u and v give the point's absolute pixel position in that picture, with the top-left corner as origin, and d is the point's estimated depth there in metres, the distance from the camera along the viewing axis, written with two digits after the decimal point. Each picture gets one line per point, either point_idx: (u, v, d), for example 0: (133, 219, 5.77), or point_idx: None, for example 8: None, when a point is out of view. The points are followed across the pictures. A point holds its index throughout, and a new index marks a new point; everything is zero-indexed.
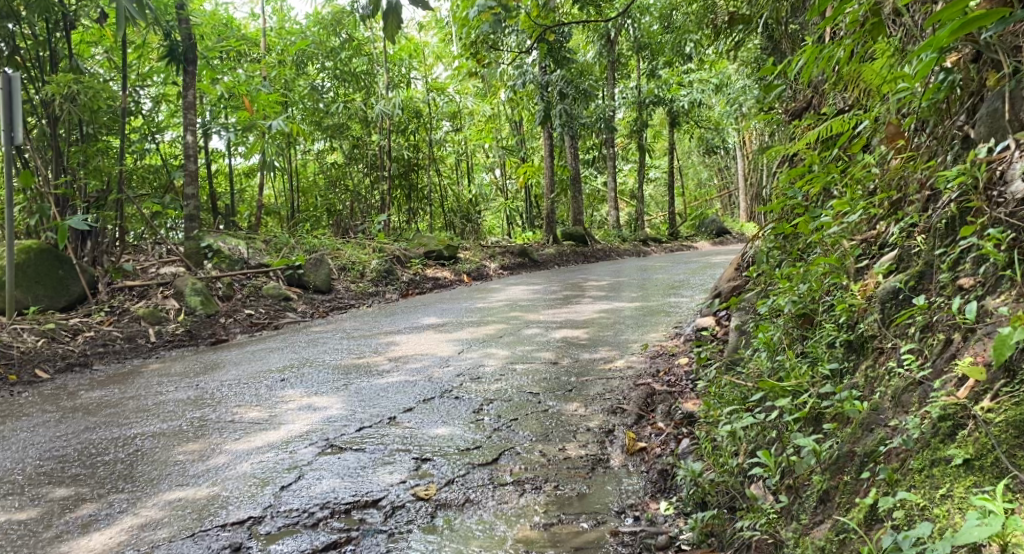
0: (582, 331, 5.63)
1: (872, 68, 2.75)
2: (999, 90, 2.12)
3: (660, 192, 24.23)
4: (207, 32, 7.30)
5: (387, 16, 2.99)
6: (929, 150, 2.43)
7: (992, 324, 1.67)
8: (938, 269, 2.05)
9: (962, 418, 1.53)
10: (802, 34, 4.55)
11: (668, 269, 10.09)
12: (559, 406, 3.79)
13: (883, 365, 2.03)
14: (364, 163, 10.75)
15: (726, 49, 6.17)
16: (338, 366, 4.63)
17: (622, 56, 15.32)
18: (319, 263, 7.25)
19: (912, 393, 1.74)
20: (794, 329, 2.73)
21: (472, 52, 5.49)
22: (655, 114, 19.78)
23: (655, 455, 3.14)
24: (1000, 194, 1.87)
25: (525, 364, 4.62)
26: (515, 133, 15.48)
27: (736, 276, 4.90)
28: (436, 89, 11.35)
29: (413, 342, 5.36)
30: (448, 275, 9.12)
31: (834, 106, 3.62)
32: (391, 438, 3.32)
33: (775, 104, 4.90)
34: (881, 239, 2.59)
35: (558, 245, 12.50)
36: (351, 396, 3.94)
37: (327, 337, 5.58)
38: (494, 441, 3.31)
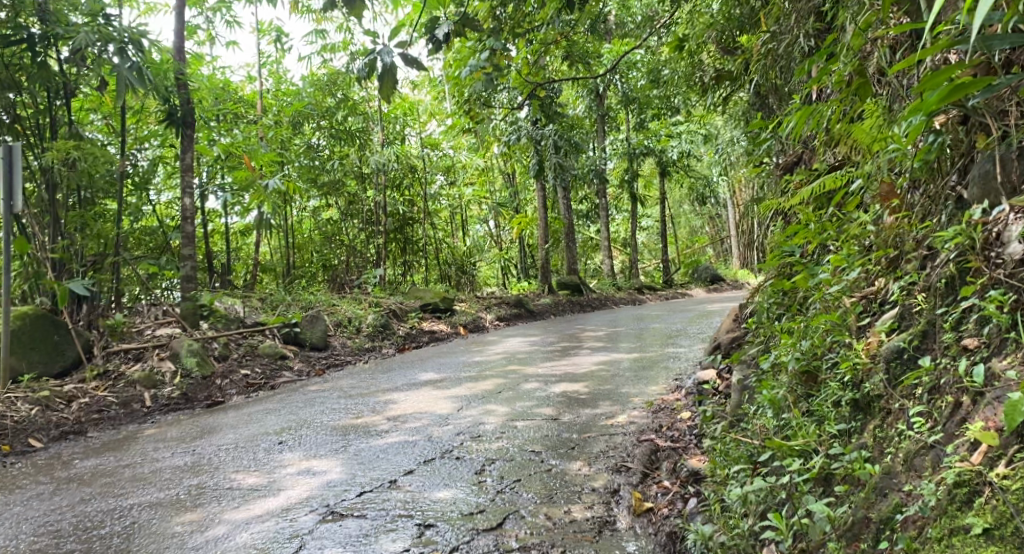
0: (581, 385, 5.60)
1: (861, 128, 2.82)
2: (989, 152, 2.15)
3: (652, 240, 24.42)
4: (205, 95, 7.41)
5: (382, 78, 3.04)
6: (922, 209, 2.48)
7: (1002, 388, 1.65)
8: (940, 328, 2.05)
9: (978, 485, 1.51)
10: (788, 91, 4.64)
11: (664, 317, 10.11)
12: (562, 465, 3.75)
13: (891, 427, 2.01)
14: (360, 219, 10.84)
15: (714, 104, 6.29)
16: (336, 428, 4.57)
17: (611, 108, 15.58)
18: (314, 320, 7.23)
19: (925, 457, 1.72)
20: (798, 387, 2.72)
21: (466, 110, 5.57)
22: (645, 165, 20.04)
23: (663, 516, 3.12)
24: (998, 255, 1.91)
25: (526, 421, 4.58)
26: (508, 186, 15.64)
27: (735, 327, 4.91)
28: (430, 144, 11.48)
29: (412, 399, 5.31)
30: (445, 328, 9.10)
31: (824, 161, 3.69)
32: (393, 503, 3.27)
33: (765, 159, 4.97)
34: (882, 295, 2.61)
35: (554, 295, 12.53)
36: (351, 459, 3.89)
37: (324, 396, 5.52)
38: (499, 504, 3.27)
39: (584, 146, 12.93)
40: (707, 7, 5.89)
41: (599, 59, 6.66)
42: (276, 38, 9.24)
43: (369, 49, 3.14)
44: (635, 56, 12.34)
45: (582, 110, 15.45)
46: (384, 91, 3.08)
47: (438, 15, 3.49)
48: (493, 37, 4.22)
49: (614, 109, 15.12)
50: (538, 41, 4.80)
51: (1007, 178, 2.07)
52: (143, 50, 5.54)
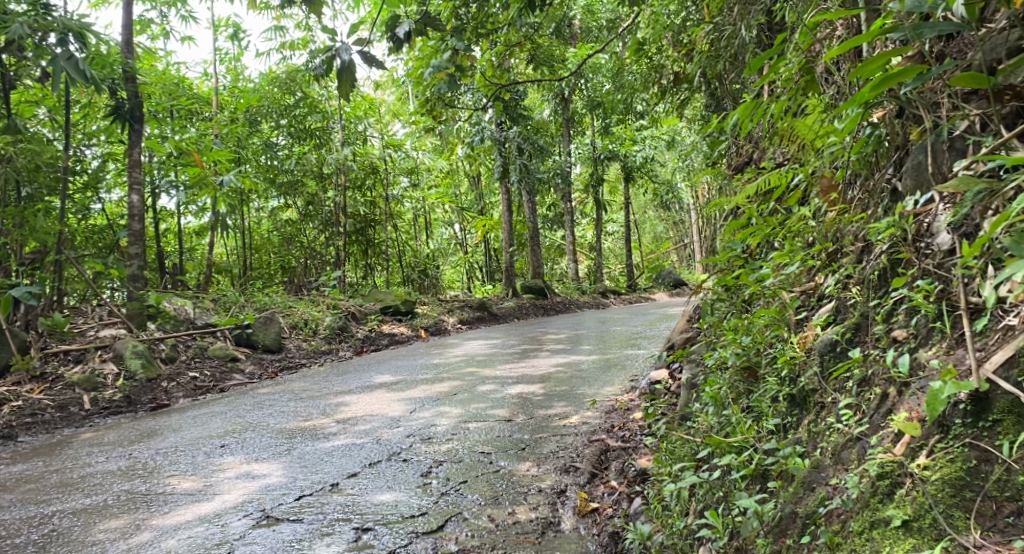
0: (538, 386, 5.54)
1: (804, 123, 2.81)
2: (922, 143, 2.13)
3: (618, 244, 24.54)
4: (156, 91, 7.20)
5: (341, 75, 2.88)
6: (861, 204, 2.47)
7: (926, 378, 1.62)
8: (873, 321, 2.02)
9: (899, 476, 1.46)
10: (741, 91, 4.63)
11: (626, 320, 10.10)
12: (510, 466, 3.68)
13: (824, 421, 1.98)
14: (319, 220, 10.68)
15: (673, 107, 6.28)
16: (282, 430, 4.45)
17: (576, 113, 15.58)
18: (268, 321, 7.09)
19: (852, 450, 1.68)
20: (739, 383, 2.70)
21: (427, 109, 5.46)
22: (612, 170, 20.11)
23: (607, 516, 3.08)
24: (927, 246, 1.89)
25: (479, 422, 4.51)
26: (473, 188, 15.57)
27: (688, 327, 4.89)
28: (393, 145, 11.34)
29: (364, 402, 5.21)
30: (404, 330, 9.00)
31: (772, 160, 3.69)
32: (331, 506, 3.19)
33: (720, 158, 4.96)
34: (819, 291, 2.59)
35: (518, 298, 12.48)
36: (293, 462, 3.78)
37: (274, 399, 5.40)
38: (441, 506, 3.19)
39: (549, 149, 12.89)
40: (667, 9, 5.87)
41: (561, 61, 6.62)
42: (234, 35, 9.06)
43: (327, 46, 2.98)
44: (599, 59, 12.35)
45: (549, 114, 15.45)
46: (340, 90, 2.90)
47: (401, 12, 3.32)
48: (455, 36, 4.13)
49: (579, 113, 15.12)
50: (501, 43, 4.74)
51: (937, 170, 2.05)
52: (85, 42, 5.33)
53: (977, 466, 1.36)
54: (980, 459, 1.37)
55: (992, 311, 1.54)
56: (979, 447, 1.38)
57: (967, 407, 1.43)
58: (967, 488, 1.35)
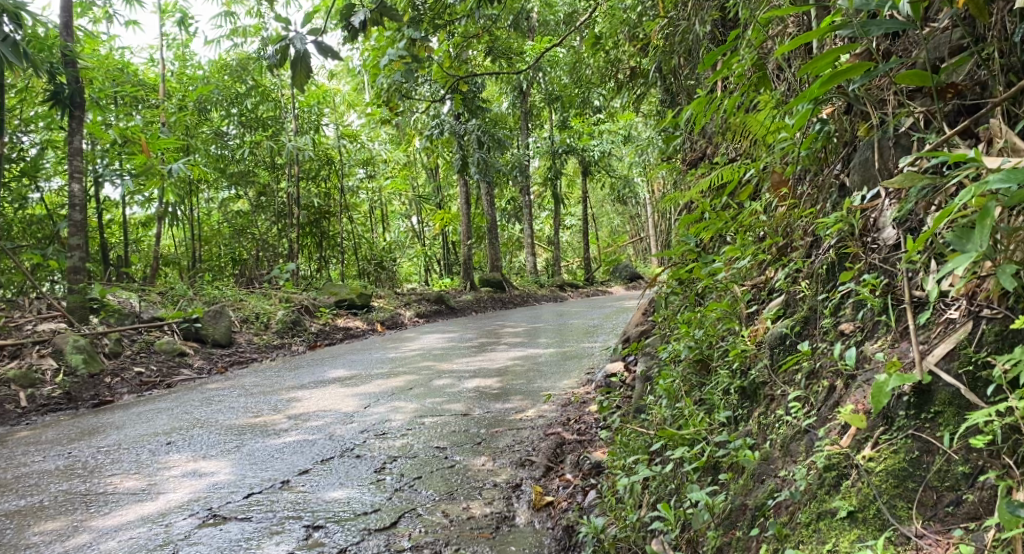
0: (495, 380, 5.52)
1: (757, 119, 2.84)
2: (870, 140, 2.16)
3: (576, 238, 24.65)
4: (100, 76, 6.95)
5: (295, 64, 2.80)
6: (809, 199, 2.51)
7: (871, 370, 1.63)
8: (821, 314, 2.04)
9: (845, 468, 1.48)
10: (696, 85, 4.66)
11: (583, 314, 10.15)
12: (465, 461, 3.66)
13: (774, 413, 2.00)
14: (271, 212, 10.49)
15: (629, 101, 6.30)
16: (231, 427, 4.36)
17: (534, 107, 15.56)
18: (218, 315, 6.95)
19: (800, 442, 1.69)
20: (692, 376, 2.73)
21: (383, 100, 5.38)
22: (569, 164, 20.17)
23: (562, 510, 3.08)
24: (874, 240, 1.92)
25: (435, 417, 4.48)
26: (430, 180, 15.47)
27: (643, 320, 4.93)
28: (348, 136, 11.19)
29: (317, 397, 5.13)
30: (360, 324, 8.90)
31: (725, 155, 3.73)
32: (281, 504, 3.14)
33: (675, 152, 4.99)
34: (769, 285, 2.62)
35: (476, 291, 12.44)
36: (242, 459, 3.71)
37: (223, 394, 5.29)
38: (395, 503, 3.16)
39: (507, 142, 12.85)
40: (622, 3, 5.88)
41: (518, 53, 6.60)
42: (181, 20, 8.81)
43: (280, 36, 2.89)
44: (557, 53, 12.36)
45: (506, 107, 15.42)
46: (296, 81, 2.80)
47: (354, 1, 3.26)
48: (412, 26, 4.05)
49: (537, 106, 15.11)
50: (459, 34, 4.70)
51: (884, 166, 2.06)
52: (20, 23, 5.12)
53: (920, 457, 1.38)
54: (922, 449, 1.38)
55: (934, 305, 1.56)
56: (921, 438, 1.39)
57: (910, 400, 1.45)
58: (910, 478, 1.37)
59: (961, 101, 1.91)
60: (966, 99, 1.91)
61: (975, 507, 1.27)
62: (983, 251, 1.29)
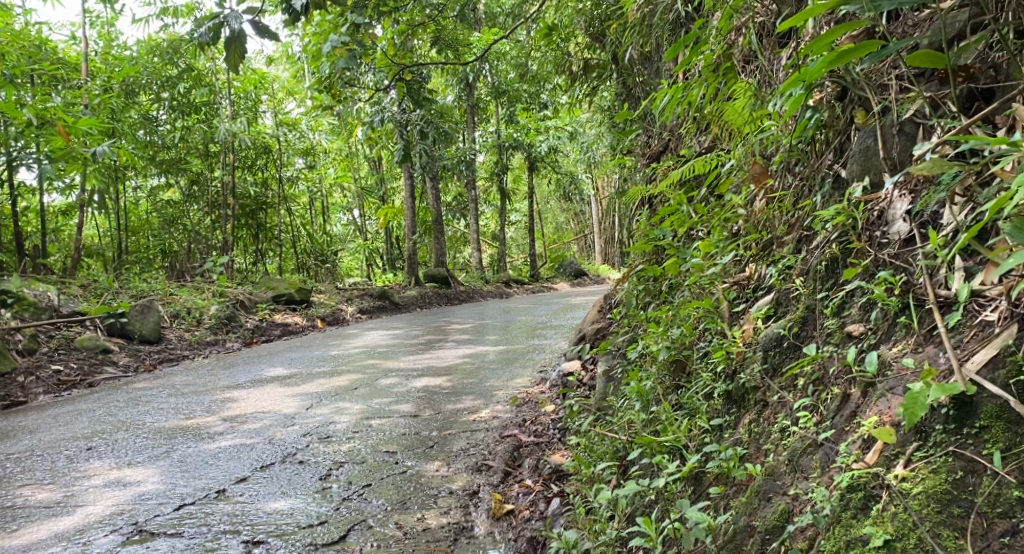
0: (444, 379, 5.28)
1: (733, 108, 2.67)
2: (871, 127, 2.00)
3: (521, 235, 24.50)
4: (15, 52, 6.40)
5: (229, 47, 2.42)
6: (797, 191, 2.36)
7: (894, 378, 1.48)
8: (821, 314, 1.88)
9: (875, 489, 1.33)
10: (656, 78, 4.49)
11: (531, 311, 9.96)
12: (418, 466, 3.42)
13: (770, 420, 1.84)
14: (203, 201, 9.98)
15: (582, 96, 6.13)
16: (160, 430, 4.02)
17: (480, 101, 15.28)
18: (146, 310, 6.52)
19: (813, 456, 1.53)
20: (667, 378, 2.57)
21: (326, 86, 5.07)
22: (514, 160, 20.00)
23: (524, 519, 2.87)
24: (883, 235, 1.76)
25: (382, 418, 4.22)
26: (373, 172, 15.06)
27: (600, 318, 4.78)
28: (288, 124, 10.73)
29: (255, 397, 4.81)
30: (299, 320, 8.52)
31: (691, 147, 3.58)
32: (216, 517, 2.86)
33: (633, 146, 4.82)
34: (755, 280, 2.45)
35: (420, 287, 12.13)
36: (172, 466, 3.40)
37: (151, 394, 4.91)
38: (343, 514, 2.90)
39: (453, 135, 12.56)
40: None
41: (466, 43, 6.36)
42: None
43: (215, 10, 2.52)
44: (503, 46, 12.12)
45: (451, 100, 15.12)
46: (229, 65, 2.47)
47: None
48: (357, 9, 3.77)
49: (483, 100, 14.87)
50: (406, 20, 4.44)
51: (888, 155, 1.91)
52: None
53: (964, 478, 1.24)
54: (966, 469, 1.25)
55: (966, 305, 1.42)
56: (964, 456, 1.26)
57: (949, 412, 1.31)
58: (954, 502, 1.23)
59: (973, 86, 1.76)
60: (979, 83, 1.76)
61: None
62: None
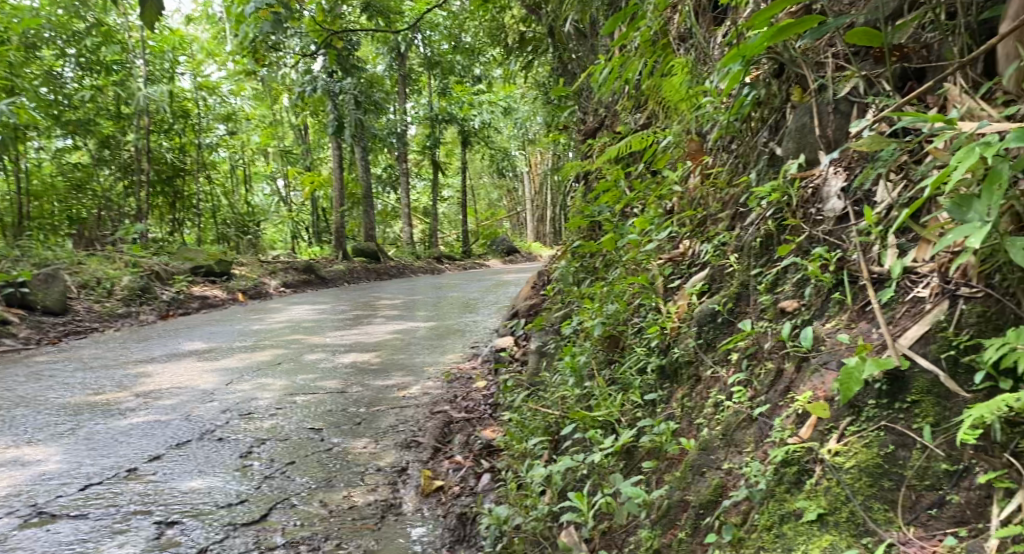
0: (372, 355, 5.17)
1: (670, 84, 2.61)
2: (807, 104, 2.01)
3: (452, 211, 24.36)
4: None
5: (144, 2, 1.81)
6: (732, 167, 2.37)
7: (828, 353, 1.49)
8: (755, 290, 1.89)
9: (808, 463, 1.34)
10: (592, 53, 4.45)
11: (463, 287, 9.88)
12: (345, 443, 3.33)
13: (703, 395, 1.85)
14: (115, 166, 9.47)
15: (517, 69, 6.03)
16: (65, 407, 3.82)
17: (412, 72, 14.98)
18: (50, 279, 6.16)
19: (747, 431, 1.53)
20: (601, 353, 2.57)
21: (250, 50, 4.83)
22: (447, 134, 19.75)
23: (453, 496, 2.83)
24: (818, 212, 1.78)
25: (308, 394, 4.10)
26: (300, 141, 14.63)
27: (533, 295, 4.77)
28: (209, 88, 10.25)
29: (170, 372, 4.61)
30: (220, 293, 8.22)
31: (628, 123, 3.56)
32: (126, 497, 2.74)
33: (568, 122, 4.78)
34: (689, 257, 2.44)
35: (348, 261, 11.87)
36: (77, 445, 3.26)
37: (55, 369, 4.64)
38: (265, 492, 2.81)
39: (384, 106, 12.28)
40: None
41: (399, 13, 6.17)
42: None
43: None
44: (436, 16, 11.88)
45: (381, 70, 14.79)
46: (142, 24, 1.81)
47: None
48: None
49: (415, 71, 14.56)
50: None
51: (823, 133, 1.92)
52: None
53: (895, 452, 1.25)
54: (897, 443, 1.26)
55: (899, 282, 1.44)
56: (895, 430, 1.27)
57: (882, 387, 1.32)
58: (885, 475, 1.24)
59: (906, 65, 1.77)
60: (912, 62, 1.76)
61: (962, 510, 1.15)
62: (985, 224, 1.19)
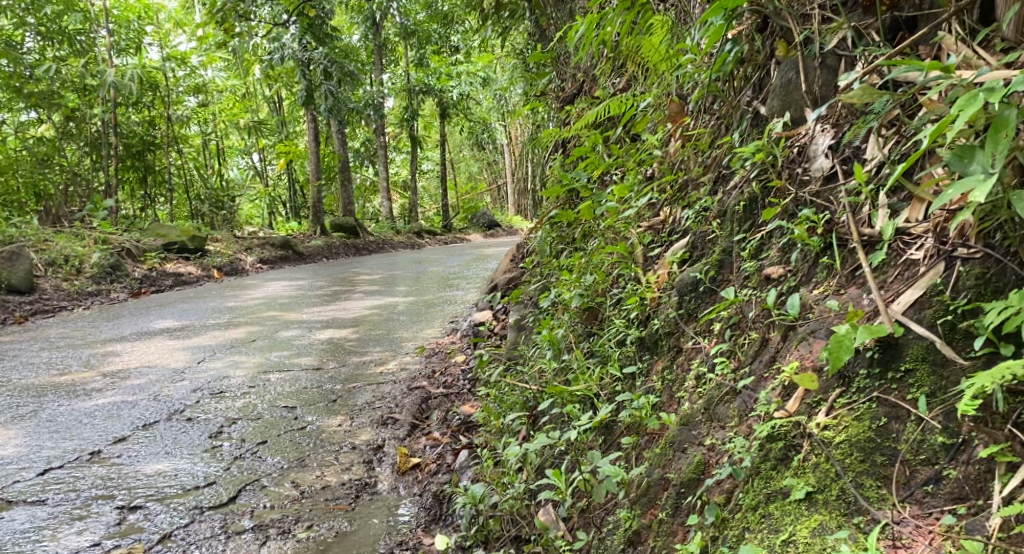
0: (349, 331, 5.07)
1: (649, 43, 2.51)
2: (792, 59, 1.91)
3: (432, 184, 24.15)
4: None
5: None
6: (715, 129, 2.28)
7: (816, 320, 1.40)
8: (737, 257, 1.80)
9: (796, 438, 1.26)
10: (569, 17, 4.31)
11: (443, 261, 9.78)
12: (319, 422, 3.23)
13: (683, 367, 1.76)
14: (82, 141, 9.20)
15: (492, 36, 5.88)
16: (28, 388, 3.69)
17: (388, 42, 14.70)
18: (15, 257, 5.98)
19: (730, 405, 1.45)
20: (579, 325, 2.49)
21: (216, 19, 4.64)
22: (426, 107, 19.50)
23: (430, 473, 2.74)
24: (804, 172, 1.69)
25: (281, 372, 3.99)
26: (274, 114, 14.35)
27: (512, 267, 4.68)
28: (178, 59, 9.95)
29: (140, 350, 4.49)
30: (194, 270, 8.06)
31: (607, 87, 3.46)
32: (87, 481, 2.64)
33: (545, 90, 4.66)
34: (669, 224, 2.35)
35: (327, 236, 11.71)
36: (38, 428, 3.14)
37: (20, 349, 4.50)
38: (233, 474, 2.70)
39: (360, 78, 12.04)
40: None
41: None
42: None
43: None
44: None
45: (357, 40, 14.50)
46: None
47: None
48: None
49: (391, 41, 14.28)
50: None
51: (810, 89, 1.82)
52: None
53: (888, 425, 1.18)
54: (890, 416, 1.18)
55: (891, 244, 1.35)
56: (889, 402, 1.19)
57: (874, 356, 1.24)
58: (878, 450, 1.16)
59: (897, 14, 1.66)
60: (903, 11, 1.66)
61: (959, 486, 1.08)
62: (988, 177, 1.11)
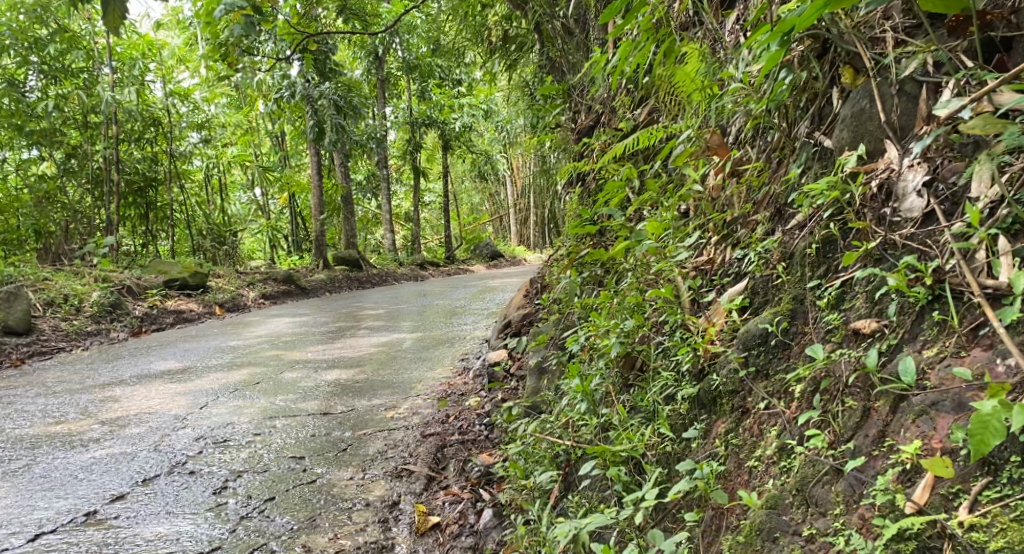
0: (356, 371, 4.86)
1: (684, 72, 2.34)
2: (864, 86, 1.71)
3: (434, 216, 24.07)
4: None
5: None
6: (766, 164, 2.09)
7: (936, 391, 1.26)
8: (813, 305, 1.61)
9: (932, 539, 1.14)
10: (582, 47, 4.14)
11: (448, 293, 9.59)
12: (330, 474, 3.00)
13: (753, 432, 1.54)
14: (82, 177, 9.01)
15: (500, 70, 5.74)
16: (20, 440, 3.46)
17: (389, 75, 14.65)
18: (12, 298, 5.78)
19: (832, 487, 1.29)
20: (617, 374, 2.29)
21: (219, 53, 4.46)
22: (428, 140, 19.46)
23: (452, 534, 2.51)
24: (894, 213, 1.51)
25: (287, 418, 3.77)
26: (276, 148, 14.25)
27: (526, 303, 4.49)
28: (180, 94, 9.81)
29: (140, 395, 4.27)
30: (195, 307, 7.85)
31: (629, 118, 3.28)
32: (81, 548, 2.41)
33: (557, 121, 4.49)
34: (719, 266, 2.15)
35: (330, 270, 11.54)
36: (29, 485, 2.91)
37: (14, 396, 4.28)
38: (240, 537, 2.47)
39: (363, 111, 11.95)
40: None
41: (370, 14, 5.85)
42: None
43: None
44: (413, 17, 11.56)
45: (359, 74, 14.45)
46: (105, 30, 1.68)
47: None
48: None
49: (393, 75, 14.22)
50: None
51: (887, 118, 1.62)
52: None
53: None
54: None
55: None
56: None
57: None
58: None
59: (991, 34, 1.49)
60: (997, 31, 1.49)
61: None
62: None
